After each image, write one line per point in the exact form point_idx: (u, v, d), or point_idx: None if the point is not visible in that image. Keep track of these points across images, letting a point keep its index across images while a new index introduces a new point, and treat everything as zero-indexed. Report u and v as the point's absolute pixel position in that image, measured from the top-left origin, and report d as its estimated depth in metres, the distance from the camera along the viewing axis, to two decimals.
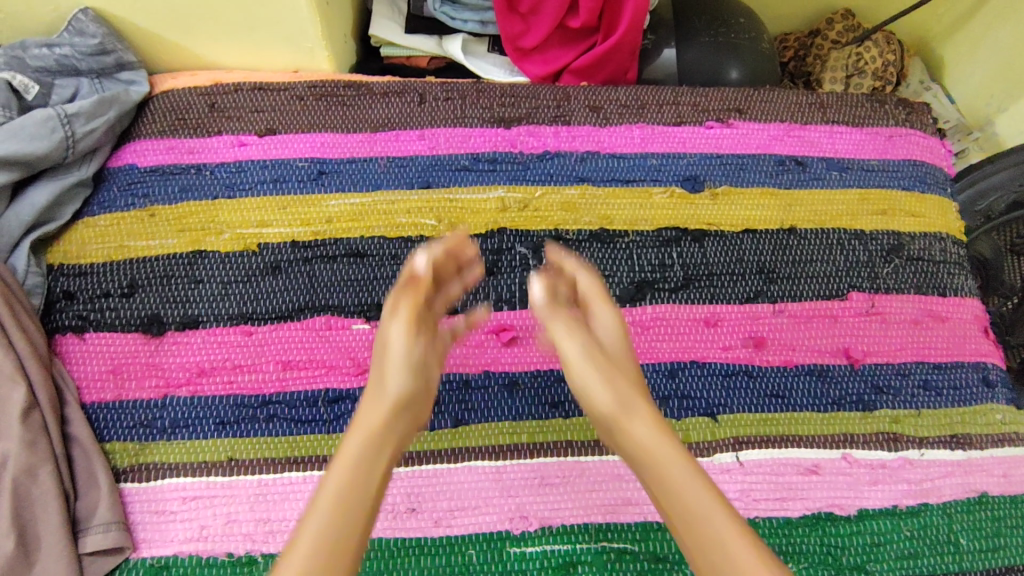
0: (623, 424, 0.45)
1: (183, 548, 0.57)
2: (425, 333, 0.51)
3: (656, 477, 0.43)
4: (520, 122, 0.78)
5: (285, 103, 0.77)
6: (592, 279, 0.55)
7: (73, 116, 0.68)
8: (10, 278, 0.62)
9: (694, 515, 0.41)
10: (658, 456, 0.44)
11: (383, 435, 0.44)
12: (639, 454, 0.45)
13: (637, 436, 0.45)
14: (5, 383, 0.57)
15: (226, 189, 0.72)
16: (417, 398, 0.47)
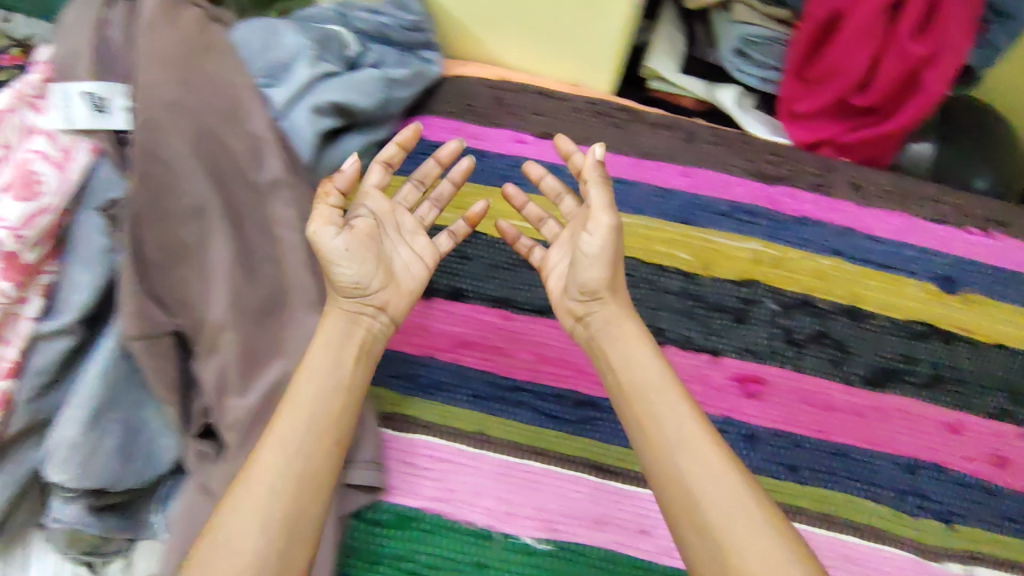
0: (629, 370, 0.55)
1: (430, 505, 0.59)
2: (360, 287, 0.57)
3: (646, 436, 0.52)
4: (784, 182, 0.78)
5: (564, 113, 0.80)
6: (598, 193, 0.57)
7: (393, 82, 0.72)
8: None
9: (678, 467, 0.50)
10: (656, 418, 0.53)
11: (331, 381, 0.54)
12: (645, 399, 0.54)
13: (623, 372, 0.56)
14: (307, 307, 0.62)
15: (501, 178, 0.75)
16: (361, 286, 0.57)
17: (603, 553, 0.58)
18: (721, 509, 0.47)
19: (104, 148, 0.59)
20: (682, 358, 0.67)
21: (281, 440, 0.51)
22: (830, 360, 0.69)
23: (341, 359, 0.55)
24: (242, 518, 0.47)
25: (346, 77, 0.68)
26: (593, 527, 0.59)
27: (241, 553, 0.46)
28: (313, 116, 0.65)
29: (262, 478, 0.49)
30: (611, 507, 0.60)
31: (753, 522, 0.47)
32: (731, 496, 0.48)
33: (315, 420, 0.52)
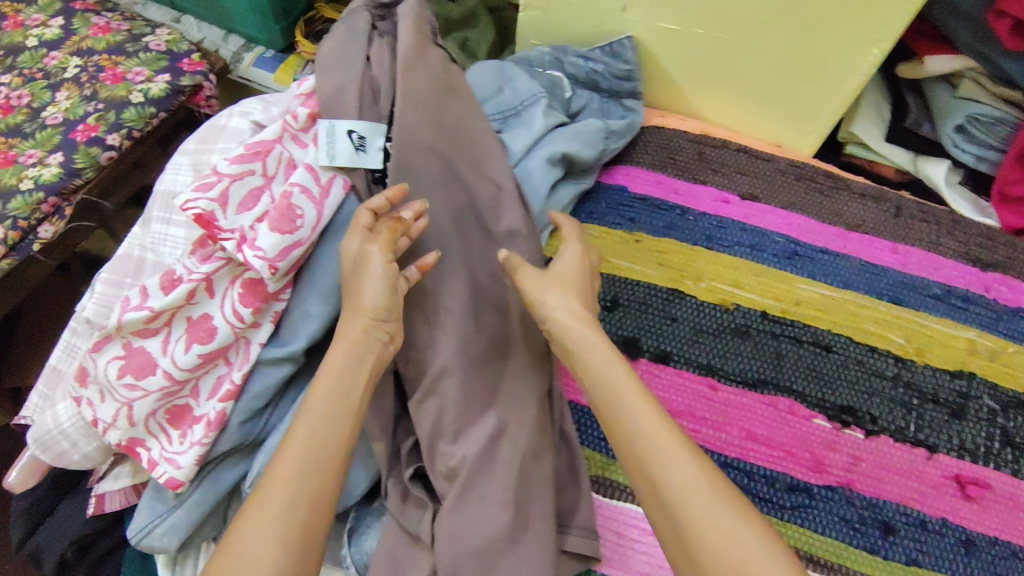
0: (592, 363, 0.53)
1: None
2: (382, 311, 0.55)
3: (612, 425, 0.50)
4: (996, 269, 0.75)
5: (768, 174, 0.78)
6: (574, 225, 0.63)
7: (610, 133, 0.75)
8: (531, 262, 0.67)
9: (633, 442, 0.48)
10: (609, 402, 0.51)
11: (340, 401, 0.52)
12: (592, 369, 0.53)
13: (603, 383, 0.52)
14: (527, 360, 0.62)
15: (706, 239, 0.73)
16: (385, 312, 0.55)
17: None
18: (689, 496, 0.45)
19: (356, 186, 0.62)
20: (897, 450, 0.64)
21: (304, 451, 0.49)
22: None
23: (342, 376, 0.53)
24: (276, 528, 0.45)
25: (576, 127, 0.71)
26: None
27: (265, 555, 0.44)
28: (547, 165, 0.68)
29: (283, 482, 0.47)
30: None
31: (729, 527, 0.44)
32: (693, 483, 0.46)
33: (319, 429, 0.50)
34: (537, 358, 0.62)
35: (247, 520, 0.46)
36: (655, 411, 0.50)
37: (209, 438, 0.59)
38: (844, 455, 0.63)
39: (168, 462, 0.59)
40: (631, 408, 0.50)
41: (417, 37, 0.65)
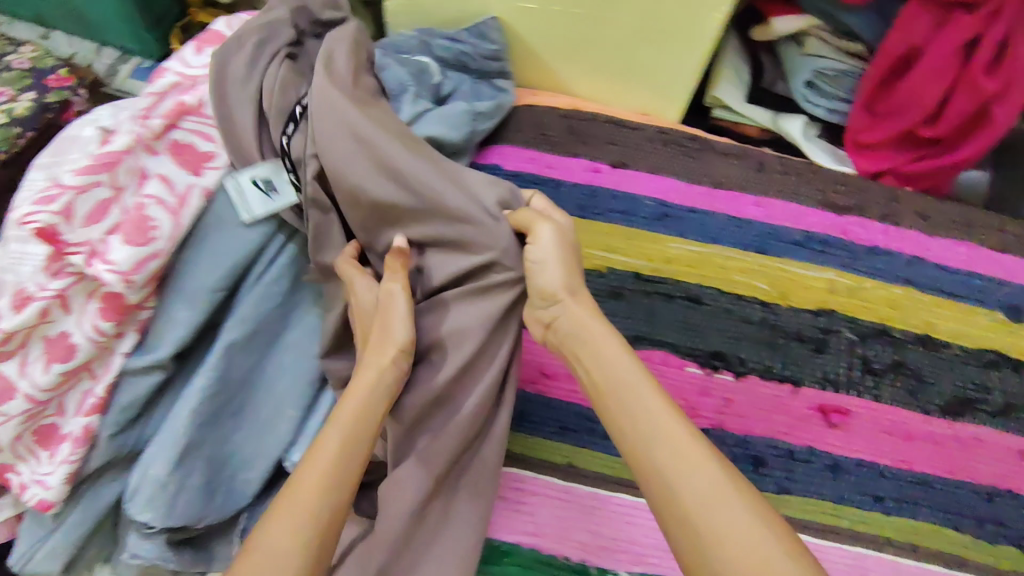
0: (597, 358, 0.52)
1: (524, 540, 0.59)
2: (408, 343, 0.56)
3: (620, 423, 0.48)
4: (851, 212, 0.80)
5: (636, 142, 0.81)
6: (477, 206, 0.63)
7: (478, 115, 0.76)
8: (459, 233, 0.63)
9: (647, 440, 0.46)
10: (624, 403, 0.48)
11: (362, 410, 0.51)
12: (607, 368, 0.51)
13: (604, 373, 0.51)
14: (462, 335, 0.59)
15: (580, 209, 0.76)
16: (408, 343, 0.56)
17: None
18: (699, 497, 0.42)
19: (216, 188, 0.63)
20: (765, 388, 0.67)
21: (338, 460, 0.47)
22: (908, 390, 0.70)
23: (371, 385, 0.53)
24: (298, 532, 0.42)
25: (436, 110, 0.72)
26: None
27: (289, 551, 0.41)
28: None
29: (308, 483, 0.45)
30: None
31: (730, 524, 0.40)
32: (713, 485, 0.42)
33: (348, 436, 0.49)
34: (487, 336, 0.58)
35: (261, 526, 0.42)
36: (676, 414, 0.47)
37: (77, 454, 0.58)
38: (716, 399, 0.67)
39: (36, 483, 0.58)
40: (657, 408, 0.47)
41: (354, 57, 0.68)
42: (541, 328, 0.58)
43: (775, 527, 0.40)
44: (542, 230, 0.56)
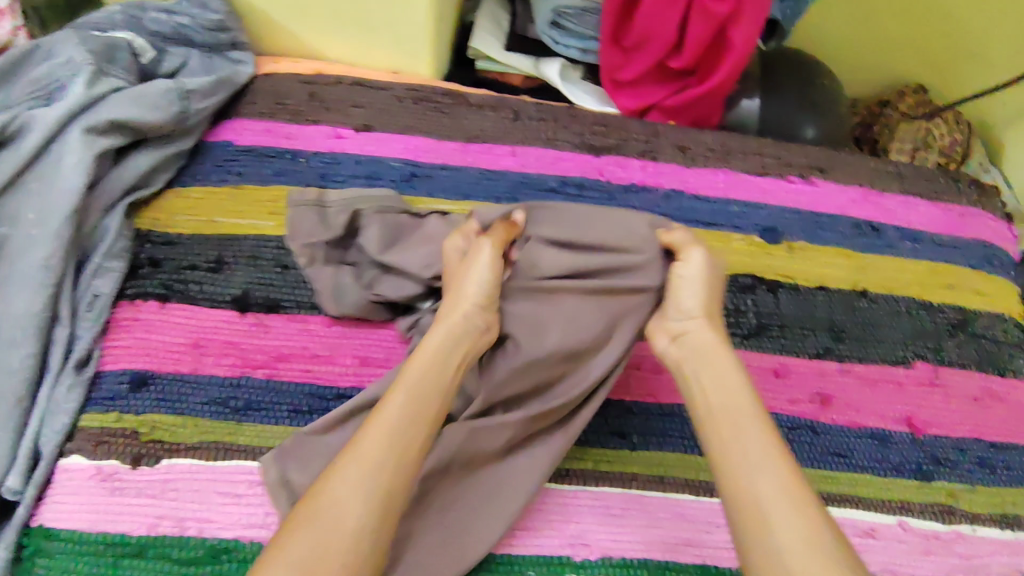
0: (716, 379, 0.52)
1: (245, 533, 0.57)
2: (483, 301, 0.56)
3: (705, 409, 0.51)
4: (609, 152, 0.79)
5: (383, 102, 0.78)
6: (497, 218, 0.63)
7: (190, 93, 0.71)
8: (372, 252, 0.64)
9: (733, 424, 0.50)
10: (721, 390, 0.52)
11: (429, 384, 0.51)
12: (697, 362, 0.54)
13: (720, 398, 0.51)
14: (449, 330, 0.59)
15: (319, 178, 0.72)
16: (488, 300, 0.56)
17: None
18: (786, 541, 0.43)
19: None
20: None
21: (385, 415, 0.48)
22: None
23: (444, 347, 0.53)
24: (359, 478, 0.45)
25: (132, 90, 0.67)
26: None
27: (347, 518, 0.43)
28: (85, 136, 0.64)
29: (381, 432, 0.47)
30: None
31: (804, 509, 0.45)
32: (806, 533, 0.43)
33: (418, 385, 0.50)
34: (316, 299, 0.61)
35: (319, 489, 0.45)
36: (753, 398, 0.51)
37: None
38: None
39: None
40: (732, 395, 0.51)
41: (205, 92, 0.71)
42: (662, 341, 0.57)
43: (793, 486, 0.46)
44: (693, 252, 0.58)
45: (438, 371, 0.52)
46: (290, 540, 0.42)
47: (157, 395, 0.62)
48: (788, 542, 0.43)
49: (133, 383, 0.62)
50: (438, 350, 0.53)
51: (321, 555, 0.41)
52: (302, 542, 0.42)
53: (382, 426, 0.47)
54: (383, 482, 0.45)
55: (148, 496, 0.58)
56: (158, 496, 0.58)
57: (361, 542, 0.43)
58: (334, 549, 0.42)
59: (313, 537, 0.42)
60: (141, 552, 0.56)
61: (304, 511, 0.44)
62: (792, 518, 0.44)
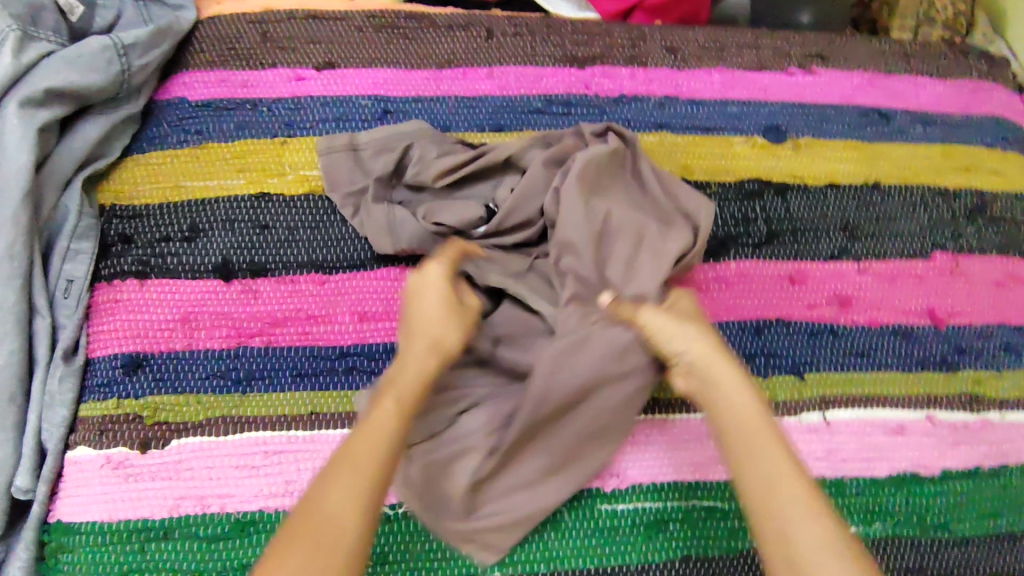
0: (723, 396, 0.49)
1: (268, 504, 0.55)
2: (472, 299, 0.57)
3: (732, 441, 0.47)
4: (594, 63, 0.74)
5: (343, 35, 0.71)
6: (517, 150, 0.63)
7: (129, 48, 0.64)
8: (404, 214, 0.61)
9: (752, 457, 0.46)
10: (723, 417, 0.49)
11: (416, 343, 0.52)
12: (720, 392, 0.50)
13: (735, 408, 0.49)
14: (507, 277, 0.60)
15: (285, 126, 0.67)
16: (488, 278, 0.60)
17: None
18: (813, 554, 0.42)
19: None
20: None
21: (417, 378, 0.50)
22: None
23: (450, 309, 0.53)
24: (365, 457, 0.45)
25: (64, 53, 0.61)
26: None
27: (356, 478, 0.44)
28: (23, 110, 0.59)
29: (381, 433, 0.46)
30: None
31: (818, 526, 0.43)
32: (826, 548, 0.42)
33: (433, 357, 0.51)
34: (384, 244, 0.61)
35: (337, 468, 0.44)
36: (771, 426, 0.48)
37: None
38: None
39: None
40: (748, 420, 0.48)
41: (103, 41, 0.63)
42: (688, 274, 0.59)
43: (806, 489, 0.45)
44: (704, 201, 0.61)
45: (451, 344, 0.52)
46: (322, 506, 0.42)
47: (155, 375, 0.58)
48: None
49: (127, 366, 0.58)
50: (449, 314, 0.53)
51: (320, 546, 0.41)
52: (335, 515, 0.42)
53: (385, 421, 0.47)
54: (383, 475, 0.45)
55: (165, 478, 0.55)
56: (175, 478, 0.55)
57: (365, 523, 0.43)
58: (351, 523, 0.42)
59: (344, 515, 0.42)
60: (168, 533, 0.54)
61: (330, 488, 0.43)
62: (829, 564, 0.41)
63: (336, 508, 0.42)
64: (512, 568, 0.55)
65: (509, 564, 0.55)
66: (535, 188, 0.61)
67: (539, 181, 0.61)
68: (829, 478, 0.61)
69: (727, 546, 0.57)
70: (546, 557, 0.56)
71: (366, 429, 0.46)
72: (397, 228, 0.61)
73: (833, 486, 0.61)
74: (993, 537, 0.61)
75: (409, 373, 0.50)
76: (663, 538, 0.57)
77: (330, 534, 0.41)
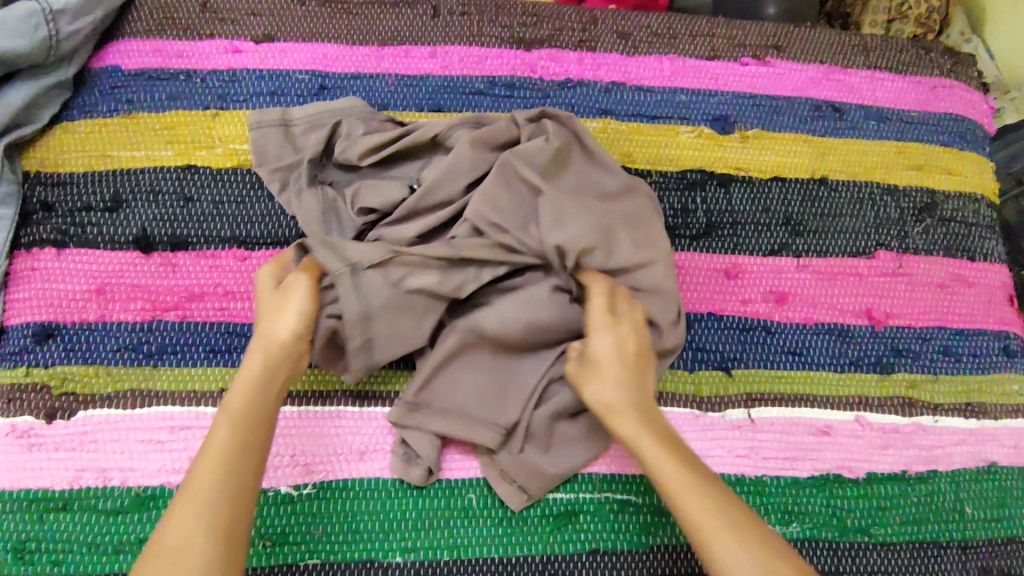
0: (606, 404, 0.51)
1: (171, 479, 0.54)
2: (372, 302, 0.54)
3: (618, 416, 0.51)
4: (542, 45, 0.72)
5: (284, 7, 0.69)
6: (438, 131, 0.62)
7: (58, 13, 0.63)
8: (333, 197, 0.61)
9: (637, 430, 0.50)
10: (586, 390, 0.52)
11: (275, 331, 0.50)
12: (591, 368, 0.52)
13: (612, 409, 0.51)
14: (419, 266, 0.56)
15: (218, 98, 0.66)
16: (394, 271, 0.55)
17: (367, 483, 0.56)
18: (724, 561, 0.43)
19: None
20: None
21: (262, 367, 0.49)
22: None
23: (281, 301, 0.51)
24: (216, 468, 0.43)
25: None
26: (358, 460, 0.56)
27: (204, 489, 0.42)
28: None
29: (232, 408, 0.47)
30: (377, 432, 0.57)
31: (722, 524, 0.44)
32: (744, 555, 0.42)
33: (270, 343, 0.50)
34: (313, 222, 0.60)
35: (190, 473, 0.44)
36: (648, 400, 0.52)
37: None
38: None
39: None
40: (634, 392, 0.52)
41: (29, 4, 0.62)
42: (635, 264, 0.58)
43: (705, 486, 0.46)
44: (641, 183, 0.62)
45: (284, 333, 0.50)
46: (170, 518, 0.41)
47: (66, 346, 0.58)
48: (732, 546, 0.43)
49: (38, 335, 0.58)
50: (280, 313, 0.50)
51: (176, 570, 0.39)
52: (184, 516, 0.41)
53: (230, 412, 0.46)
54: (239, 461, 0.44)
55: (69, 449, 0.55)
56: (78, 449, 0.55)
57: (234, 488, 0.43)
58: (197, 515, 0.41)
59: (192, 512, 0.41)
60: (67, 504, 0.54)
61: (180, 497, 0.42)
62: (712, 515, 0.44)
63: (182, 511, 0.41)
64: (416, 552, 0.55)
65: (412, 549, 0.55)
66: (459, 168, 0.59)
67: (464, 161, 0.59)
68: (748, 474, 0.60)
69: (638, 540, 0.57)
70: (450, 543, 0.55)
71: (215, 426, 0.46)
72: (331, 212, 0.61)
73: (751, 483, 0.60)
74: (914, 543, 0.60)
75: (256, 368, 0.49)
76: (572, 529, 0.56)
77: (180, 538, 0.40)
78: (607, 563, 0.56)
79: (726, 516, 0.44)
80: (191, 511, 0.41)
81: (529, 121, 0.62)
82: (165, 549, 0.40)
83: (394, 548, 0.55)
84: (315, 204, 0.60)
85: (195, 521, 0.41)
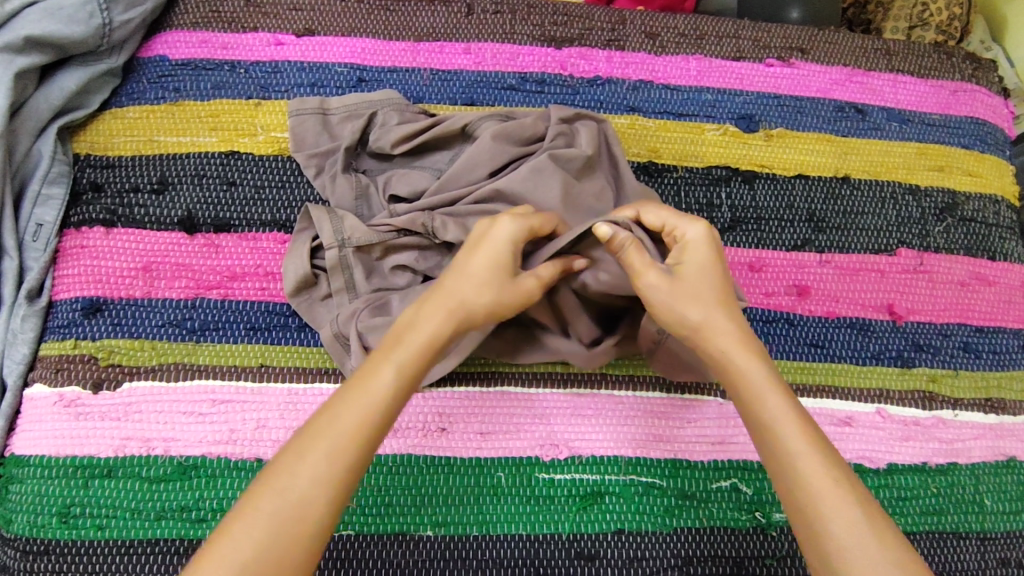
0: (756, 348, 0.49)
1: (212, 450, 0.57)
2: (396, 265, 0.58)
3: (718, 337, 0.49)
4: (572, 44, 0.74)
5: (325, 3, 0.72)
6: (463, 119, 0.64)
7: (111, 3, 0.65)
8: (364, 181, 0.63)
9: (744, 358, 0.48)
10: (673, 311, 0.49)
11: (458, 294, 0.48)
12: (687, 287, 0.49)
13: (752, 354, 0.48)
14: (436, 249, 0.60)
15: (261, 89, 0.68)
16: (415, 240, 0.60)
17: (400, 460, 0.57)
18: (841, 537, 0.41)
19: None
20: None
21: (433, 341, 0.46)
22: None
23: (498, 273, 0.48)
24: (316, 470, 0.40)
25: (48, 5, 0.63)
26: (391, 436, 0.58)
27: (299, 483, 0.40)
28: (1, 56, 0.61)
29: (371, 394, 0.43)
30: (408, 411, 0.59)
31: (843, 496, 0.42)
32: (856, 533, 0.41)
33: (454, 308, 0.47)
34: (345, 204, 0.63)
35: (284, 458, 0.41)
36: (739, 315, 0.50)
37: None
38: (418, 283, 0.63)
39: None
40: (731, 317, 0.50)
41: None
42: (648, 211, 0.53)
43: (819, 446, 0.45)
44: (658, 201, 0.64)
45: (475, 305, 0.48)
46: (243, 521, 0.39)
47: (112, 320, 0.60)
48: (835, 501, 0.42)
49: (86, 309, 0.60)
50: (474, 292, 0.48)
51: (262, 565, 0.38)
52: (255, 528, 0.39)
53: (382, 389, 0.44)
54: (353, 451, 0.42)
55: (114, 418, 0.57)
56: (123, 419, 0.57)
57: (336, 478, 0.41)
58: (293, 541, 0.39)
59: (269, 531, 0.39)
60: (111, 472, 0.56)
61: (262, 494, 0.40)
62: (812, 458, 0.44)
63: (248, 528, 0.39)
64: (446, 527, 0.56)
65: (443, 523, 0.56)
66: (481, 156, 0.61)
67: (486, 151, 0.61)
68: None
69: (662, 522, 0.58)
70: (479, 520, 0.57)
71: (348, 404, 0.43)
72: (363, 198, 0.63)
73: None
74: (935, 533, 0.61)
75: (422, 343, 0.46)
76: (598, 509, 0.58)
77: (247, 554, 0.38)
78: (633, 543, 0.57)
79: (840, 479, 0.43)
80: (270, 530, 0.39)
81: (563, 121, 0.64)
82: (222, 551, 0.38)
83: (425, 523, 0.56)
84: (348, 189, 0.63)
85: (265, 536, 0.38)
